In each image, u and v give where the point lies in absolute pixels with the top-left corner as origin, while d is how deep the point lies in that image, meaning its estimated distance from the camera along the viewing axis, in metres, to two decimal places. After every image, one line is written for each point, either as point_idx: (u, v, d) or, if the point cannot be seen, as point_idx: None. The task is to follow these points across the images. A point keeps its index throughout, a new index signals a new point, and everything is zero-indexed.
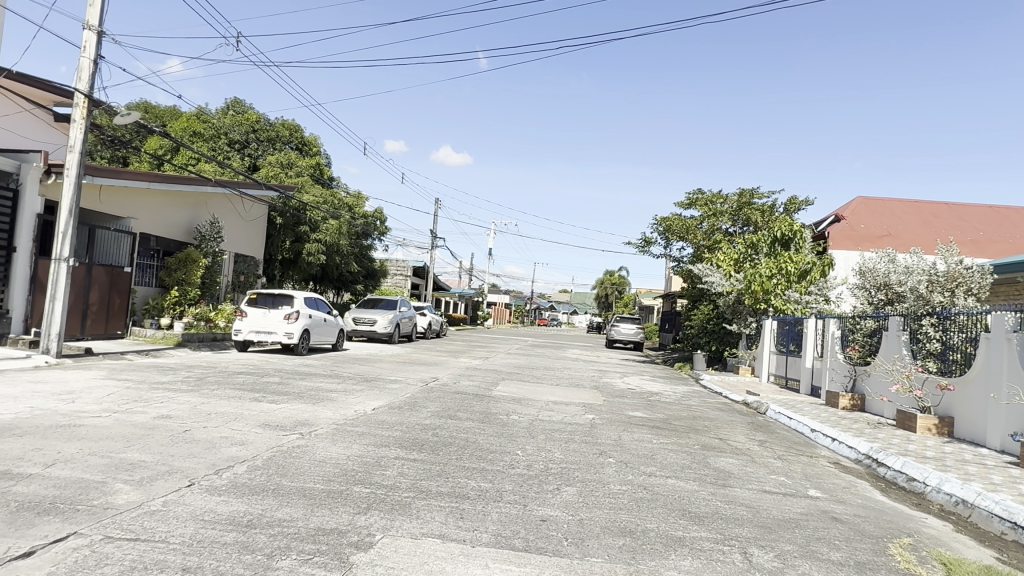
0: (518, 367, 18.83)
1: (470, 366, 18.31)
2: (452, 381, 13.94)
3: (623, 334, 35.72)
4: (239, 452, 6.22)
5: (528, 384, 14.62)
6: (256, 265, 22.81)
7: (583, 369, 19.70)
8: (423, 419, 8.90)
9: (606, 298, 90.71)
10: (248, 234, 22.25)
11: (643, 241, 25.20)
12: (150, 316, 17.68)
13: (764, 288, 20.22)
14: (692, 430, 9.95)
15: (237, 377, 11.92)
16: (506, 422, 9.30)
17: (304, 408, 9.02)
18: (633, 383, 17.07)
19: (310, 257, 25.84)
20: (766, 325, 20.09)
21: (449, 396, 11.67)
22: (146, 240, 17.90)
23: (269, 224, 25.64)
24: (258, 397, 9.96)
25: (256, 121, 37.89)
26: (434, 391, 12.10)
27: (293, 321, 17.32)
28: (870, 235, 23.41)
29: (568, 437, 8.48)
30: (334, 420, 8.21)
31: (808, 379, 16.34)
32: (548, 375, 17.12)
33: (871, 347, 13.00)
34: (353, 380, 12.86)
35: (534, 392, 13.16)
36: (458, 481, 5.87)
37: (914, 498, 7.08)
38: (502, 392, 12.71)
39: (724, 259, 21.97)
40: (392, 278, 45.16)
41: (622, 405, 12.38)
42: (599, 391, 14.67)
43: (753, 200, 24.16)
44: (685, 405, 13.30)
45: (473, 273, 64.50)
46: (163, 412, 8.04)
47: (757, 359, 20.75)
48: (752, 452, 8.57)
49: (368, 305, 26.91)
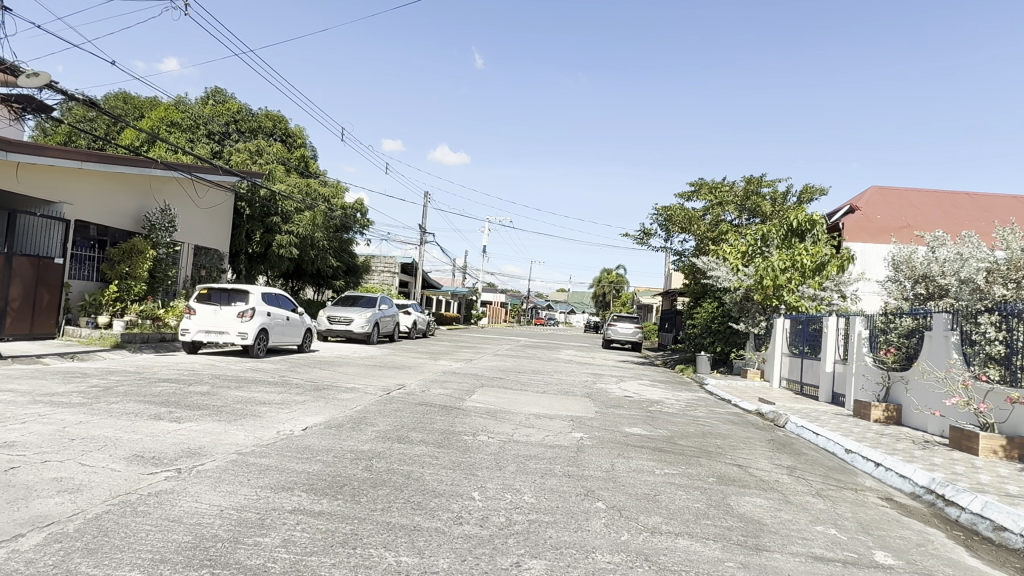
0: (502, 371, 16.87)
1: (449, 370, 16.37)
2: (422, 389, 11.99)
3: (621, 333, 33.85)
4: (58, 507, 4.27)
5: (511, 392, 12.66)
6: (220, 259, 21.22)
7: (576, 373, 17.80)
8: (362, 444, 6.95)
9: (602, 297, 88.76)
10: (206, 225, 20.26)
11: (642, 233, 23.25)
12: (86, 313, 15.60)
13: (776, 283, 18.29)
14: (705, 454, 8.02)
15: (157, 387, 9.93)
16: (471, 446, 7.35)
17: (212, 430, 7.07)
18: (631, 389, 15.13)
19: (282, 250, 23.94)
20: (779, 324, 18.27)
21: (410, 408, 9.72)
22: (85, 228, 15.96)
23: (236, 214, 23.59)
24: (164, 412, 7.99)
25: (237, 111, 36.01)
26: (395, 403, 10.15)
27: (247, 319, 15.40)
28: (888, 226, 21.48)
29: (546, 469, 6.53)
30: (239, 448, 6.25)
31: (827, 386, 14.44)
32: (535, 380, 15.19)
33: (909, 350, 11.11)
34: (300, 388, 10.90)
35: (516, 403, 11.22)
36: (369, 554, 3.96)
37: (1015, 561, 5.18)
38: (477, 402, 10.80)
39: (731, 252, 20.06)
40: (379, 275, 43.11)
41: (617, 418, 10.41)
42: (592, 400, 12.73)
43: (762, 187, 22.28)
44: (692, 417, 11.37)
45: (466, 270, 62.56)
46: (9, 437, 6.06)
47: (768, 360, 18.83)
48: (784, 488, 6.64)
49: (345, 303, 24.96)
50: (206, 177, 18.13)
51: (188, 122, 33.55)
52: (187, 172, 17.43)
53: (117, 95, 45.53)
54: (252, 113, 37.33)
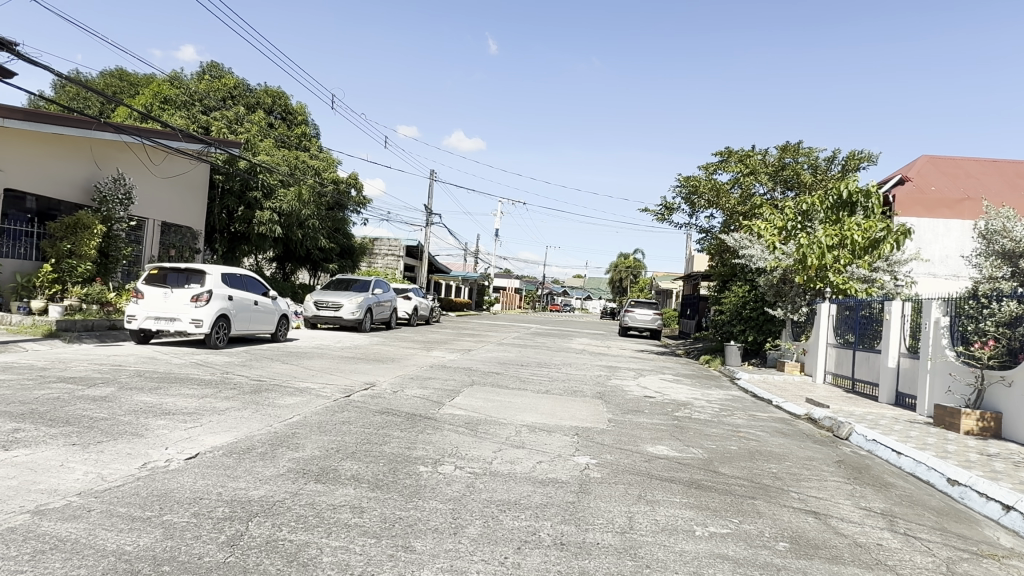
0: (501, 365, 14.55)
1: (438, 363, 14.07)
2: (393, 390, 9.68)
3: (639, 321, 31.44)
4: None
5: (505, 393, 10.33)
6: (193, 238, 19.14)
7: (588, 367, 15.43)
8: (256, 487, 4.68)
9: (619, 283, 86.21)
10: (174, 199, 18.17)
11: (663, 207, 20.74)
12: (19, 298, 13.51)
13: (821, 262, 15.80)
14: (762, 493, 5.66)
15: (42, 389, 7.69)
16: (423, 487, 5.01)
17: (38, 464, 4.80)
18: (651, 387, 12.74)
19: (263, 228, 21.78)
20: (824, 309, 15.83)
21: (364, 419, 7.38)
22: (20, 199, 13.97)
23: (212, 188, 21.41)
24: (8, 430, 5.74)
25: (234, 87, 33.75)
26: (347, 409, 7.87)
27: (202, 304, 13.17)
28: (946, 198, 18.80)
29: (527, 533, 4.24)
30: (42, 503, 4.00)
31: (889, 384, 11.99)
32: (538, 377, 12.84)
33: (1014, 344, 8.66)
34: (236, 390, 8.64)
35: (508, 409, 8.87)
36: None
37: None
38: (458, 409, 8.50)
39: (767, 227, 17.62)
40: (383, 258, 40.85)
41: (637, 432, 8.04)
42: (606, 402, 10.37)
43: (800, 155, 19.59)
44: (731, 428, 8.97)
45: (478, 254, 60.32)
46: None
47: (810, 352, 16.38)
48: (899, 564, 4.27)
49: (336, 286, 22.77)
50: (168, 144, 16.00)
51: (182, 98, 31.25)
52: (142, 137, 15.28)
53: (112, 72, 43.60)
54: (251, 89, 35.11)
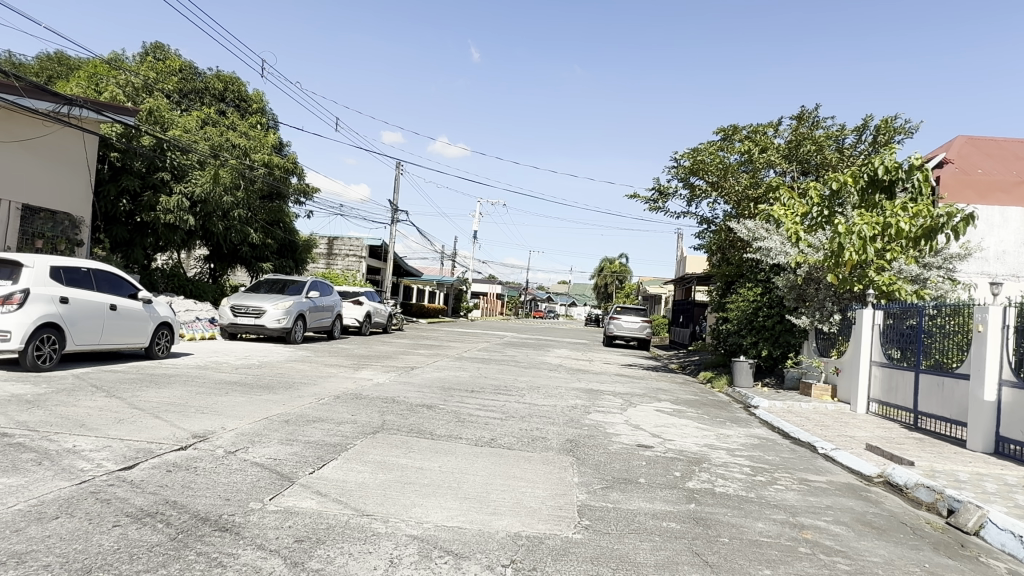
0: (442, 392, 10.75)
1: (355, 389, 10.29)
2: (231, 450, 5.89)
3: (626, 329, 27.83)
4: None
5: (420, 449, 6.54)
6: (74, 227, 15.29)
7: (563, 393, 11.71)
8: None
9: (605, 288, 82.65)
10: (38, 176, 14.39)
11: (656, 193, 17.14)
12: None
13: (859, 257, 12.27)
14: None
15: None
16: None
17: None
18: (645, 428, 8.97)
19: (171, 216, 17.99)
20: (868, 317, 12.19)
21: (73, 543, 3.59)
22: None
23: (104, 167, 17.56)
24: None
25: (178, 69, 29.78)
26: (72, 512, 4.05)
27: (13, 308, 9.26)
28: (1002, 180, 15.37)
29: None
30: None
31: (988, 425, 8.37)
32: (486, 412, 9.03)
33: None
34: None
35: (407, 492, 5.09)
36: None
37: None
38: (306, 500, 4.68)
39: (783, 210, 14.11)
40: (344, 260, 36.93)
41: (633, 546, 4.29)
42: (579, 462, 6.60)
43: (819, 130, 16.12)
44: (787, 520, 5.23)
45: (455, 258, 56.48)
46: None
47: (845, 371, 12.79)
48: None
49: (267, 287, 18.89)
50: (12, 100, 12.49)
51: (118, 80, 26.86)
52: None
53: (51, 55, 39.43)
54: (199, 72, 31.17)
